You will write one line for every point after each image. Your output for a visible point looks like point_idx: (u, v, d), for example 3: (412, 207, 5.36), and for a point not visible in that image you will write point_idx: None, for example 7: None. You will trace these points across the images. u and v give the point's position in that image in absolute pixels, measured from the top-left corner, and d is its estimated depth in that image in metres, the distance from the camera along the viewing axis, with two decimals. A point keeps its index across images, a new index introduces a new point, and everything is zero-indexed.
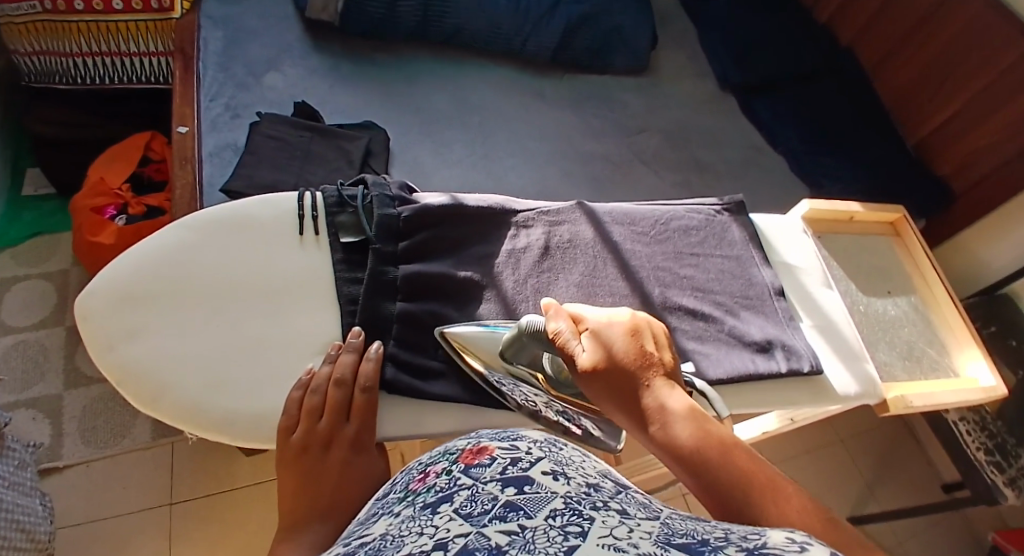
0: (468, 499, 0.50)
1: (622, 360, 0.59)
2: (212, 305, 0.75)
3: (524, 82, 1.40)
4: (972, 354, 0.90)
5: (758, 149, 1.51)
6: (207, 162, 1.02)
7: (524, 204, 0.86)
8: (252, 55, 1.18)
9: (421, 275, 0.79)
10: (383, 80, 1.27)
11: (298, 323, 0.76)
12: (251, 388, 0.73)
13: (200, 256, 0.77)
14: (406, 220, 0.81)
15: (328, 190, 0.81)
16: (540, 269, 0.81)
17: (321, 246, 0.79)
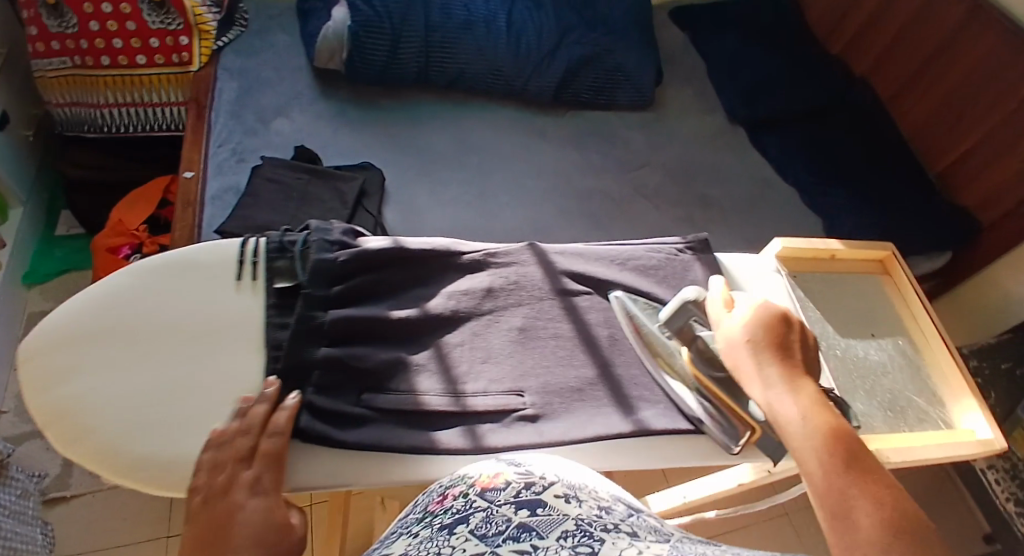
0: (482, 520, 0.49)
1: (762, 337, 0.64)
2: (141, 354, 0.65)
3: (524, 121, 1.43)
4: (967, 405, 0.81)
5: (765, 182, 1.45)
6: (209, 205, 1.08)
7: (473, 244, 0.79)
8: (263, 103, 1.24)
9: (356, 319, 0.69)
10: (386, 123, 1.32)
11: (225, 374, 0.65)
12: (172, 443, 0.62)
13: (138, 299, 0.68)
14: (344, 264, 0.72)
15: (268, 232, 0.71)
16: (481, 312, 0.74)
17: (257, 292, 0.70)
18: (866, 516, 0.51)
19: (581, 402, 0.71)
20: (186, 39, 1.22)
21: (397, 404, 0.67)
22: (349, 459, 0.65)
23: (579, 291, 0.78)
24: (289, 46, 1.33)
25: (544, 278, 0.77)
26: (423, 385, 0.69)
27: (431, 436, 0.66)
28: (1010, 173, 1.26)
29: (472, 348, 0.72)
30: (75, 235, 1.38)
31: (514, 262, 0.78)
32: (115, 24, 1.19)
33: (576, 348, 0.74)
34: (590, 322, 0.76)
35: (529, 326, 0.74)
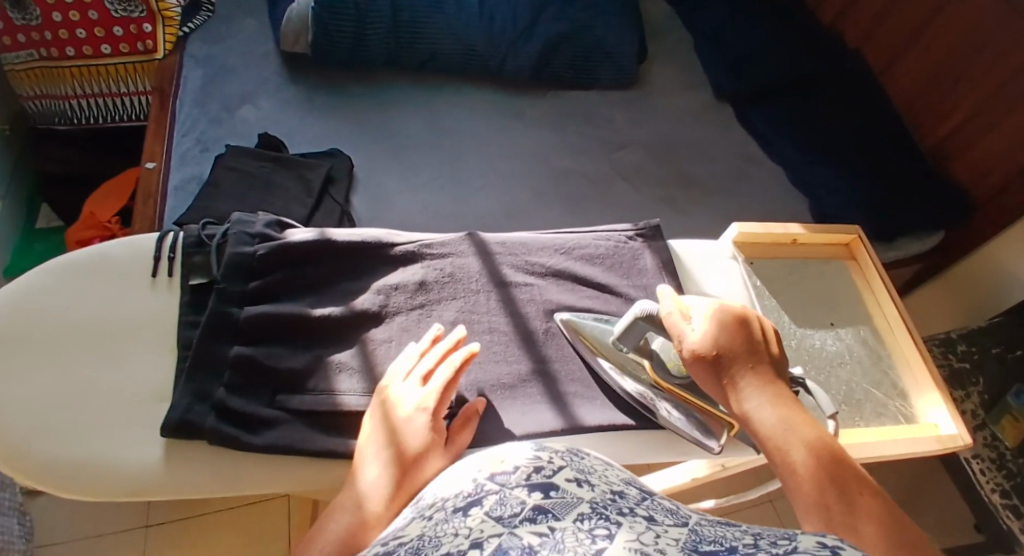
0: (498, 502, 0.48)
1: (731, 345, 0.62)
2: (51, 351, 0.66)
3: (502, 102, 1.37)
4: (931, 398, 0.81)
5: (751, 160, 1.36)
6: (171, 196, 1.08)
7: (405, 236, 0.78)
8: (229, 89, 1.24)
9: (269, 315, 0.69)
10: (354, 108, 1.28)
11: (134, 370, 0.67)
12: (77, 441, 0.63)
13: (50, 298, 0.69)
14: (264, 258, 0.72)
15: (187, 228, 0.73)
16: (411, 307, 0.74)
17: (172, 289, 0.71)
18: (870, 532, 0.51)
19: (512, 400, 0.71)
20: (150, 27, 1.21)
21: (314, 405, 0.67)
22: (264, 461, 0.65)
23: (518, 282, 0.78)
24: (256, 32, 1.32)
25: (483, 270, 0.77)
26: (342, 385, 0.68)
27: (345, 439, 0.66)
28: (1007, 143, 1.17)
29: (399, 345, 0.71)
30: (53, 228, 1.39)
31: (449, 254, 0.78)
32: (78, 14, 1.17)
33: (511, 342, 0.74)
34: (528, 314, 0.76)
35: (461, 319, 0.74)
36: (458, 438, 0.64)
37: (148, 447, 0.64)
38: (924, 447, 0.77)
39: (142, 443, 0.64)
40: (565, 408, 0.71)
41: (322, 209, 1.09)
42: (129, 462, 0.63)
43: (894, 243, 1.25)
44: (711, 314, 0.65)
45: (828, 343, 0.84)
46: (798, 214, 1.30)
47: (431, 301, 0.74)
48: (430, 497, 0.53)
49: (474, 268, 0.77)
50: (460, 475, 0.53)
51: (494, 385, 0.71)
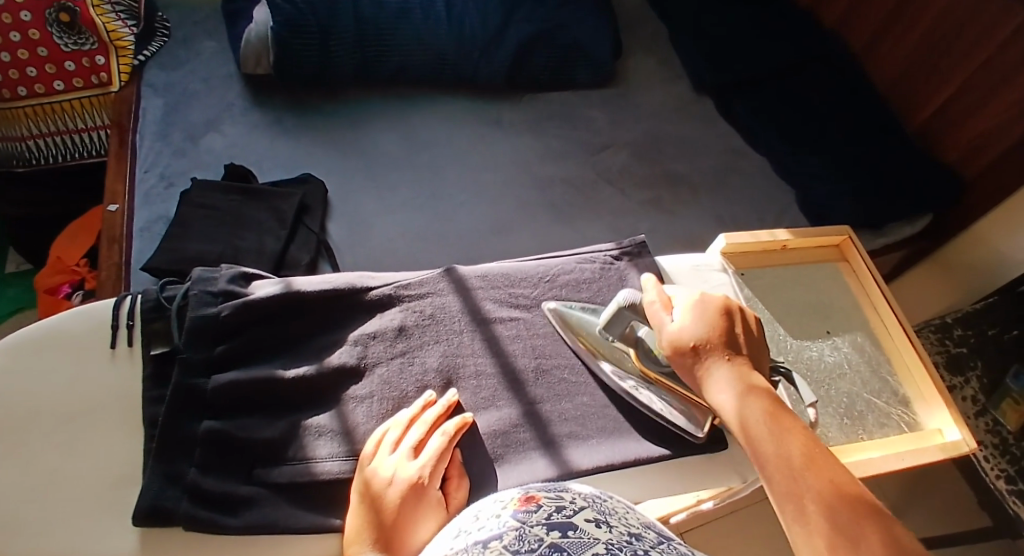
0: (516, 539, 0.48)
1: (708, 335, 0.66)
2: (10, 438, 0.64)
3: (477, 109, 1.31)
4: (937, 407, 0.82)
5: (736, 152, 1.33)
6: (137, 239, 1.03)
7: (380, 278, 0.76)
8: (192, 117, 1.18)
9: (239, 384, 0.67)
10: (323, 127, 1.22)
11: (98, 450, 0.65)
12: (41, 531, 0.61)
13: (6, 380, 0.67)
14: (229, 318, 0.70)
15: (146, 291, 0.71)
16: (391, 356, 0.71)
17: (134, 359, 0.69)
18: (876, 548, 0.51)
19: (502, 448, 0.69)
20: (103, 59, 1.16)
21: (293, 475, 0.64)
22: (237, 542, 0.62)
23: (501, 318, 0.76)
24: (216, 53, 1.26)
25: (463, 310, 0.75)
26: (319, 450, 0.65)
27: (329, 512, 0.64)
28: (996, 121, 1.13)
29: (381, 400, 0.69)
30: (23, 272, 1.36)
31: (427, 293, 0.76)
32: (27, 52, 1.10)
33: (498, 386, 0.72)
34: (514, 353, 0.74)
35: (445, 364, 0.72)
36: (454, 500, 0.63)
37: (123, 534, 0.61)
38: (928, 457, 0.77)
39: (116, 530, 0.61)
40: (556, 453, 0.69)
41: (296, 241, 1.05)
42: (102, 551, 0.60)
43: (886, 229, 1.22)
44: (693, 302, 0.68)
45: (826, 352, 0.85)
46: (788, 206, 1.27)
47: (412, 348, 0.72)
48: (449, 531, 0.53)
49: (454, 309, 0.75)
50: (480, 512, 0.54)
51: (483, 433, 0.69)
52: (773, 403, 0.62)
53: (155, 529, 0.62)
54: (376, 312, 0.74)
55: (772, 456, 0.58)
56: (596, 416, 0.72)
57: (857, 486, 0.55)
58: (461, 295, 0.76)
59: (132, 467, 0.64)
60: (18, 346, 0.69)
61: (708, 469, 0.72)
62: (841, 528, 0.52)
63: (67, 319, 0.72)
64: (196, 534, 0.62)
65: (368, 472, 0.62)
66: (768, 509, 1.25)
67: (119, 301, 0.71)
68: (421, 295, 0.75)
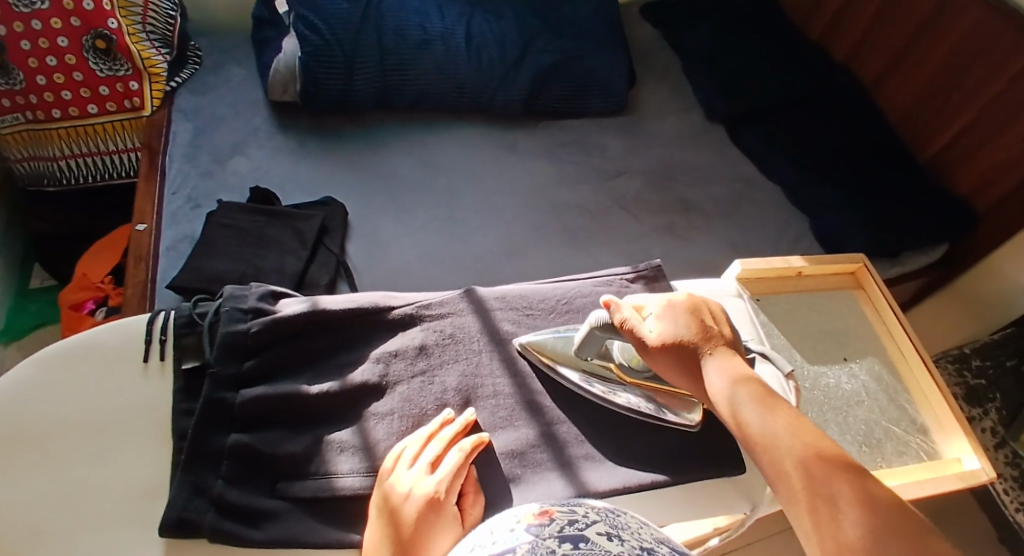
0: (528, 551, 0.49)
1: (685, 334, 0.68)
2: (41, 448, 0.66)
3: (495, 135, 1.34)
4: (954, 436, 0.83)
5: (749, 180, 1.35)
6: (163, 257, 1.06)
7: (402, 298, 0.78)
8: (219, 141, 1.21)
9: (264, 400, 0.68)
10: (345, 151, 1.25)
11: (126, 462, 0.66)
12: (67, 540, 0.62)
13: (39, 393, 0.69)
14: (257, 335, 0.72)
15: (178, 308, 0.73)
16: (412, 374, 0.73)
17: (164, 373, 0.71)
18: (850, 511, 0.55)
19: (519, 468, 0.69)
20: (136, 84, 1.20)
21: (315, 491, 0.66)
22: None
23: (519, 339, 0.77)
24: (243, 80, 1.30)
25: (481, 331, 0.77)
26: (341, 466, 0.66)
27: (348, 527, 0.64)
28: (1005, 153, 1.14)
29: (401, 417, 0.70)
30: (48, 287, 1.38)
31: (448, 314, 0.77)
32: (62, 76, 1.14)
33: (515, 407, 0.73)
34: (531, 374, 0.75)
35: (465, 384, 0.73)
36: (470, 515, 0.64)
37: (146, 546, 0.62)
38: (947, 485, 0.78)
39: (140, 541, 0.63)
40: (572, 474, 0.70)
41: (316, 261, 1.07)
42: None
43: (900, 259, 1.22)
44: (664, 307, 0.70)
45: (843, 379, 0.85)
46: (802, 234, 1.27)
47: (432, 367, 0.73)
48: (465, 544, 0.54)
49: (473, 330, 0.76)
50: (495, 526, 0.55)
51: (500, 452, 0.70)
52: (757, 384, 0.64)
53: (178, 540, 0.63)
54: (398, 330, 0.76)
55: (760, 438, 0.60)
56: (612, 440, 0.73)
57: (838, 457, 0.58)
58: (480, 317, 0.78)
59: (156, 480, 0.66)
60: (52, 359, 0.71)
61: (724, 492, 0.72)
62: (819, 494, 0.56)
63: (100, 333, 0.74)
64: (218, 547, 0.63)
65: (386, 486, 0.63)
66: (782, 539, 1.23)
67: (152, 315, 0.73)
68: (442, 316, 0.77)
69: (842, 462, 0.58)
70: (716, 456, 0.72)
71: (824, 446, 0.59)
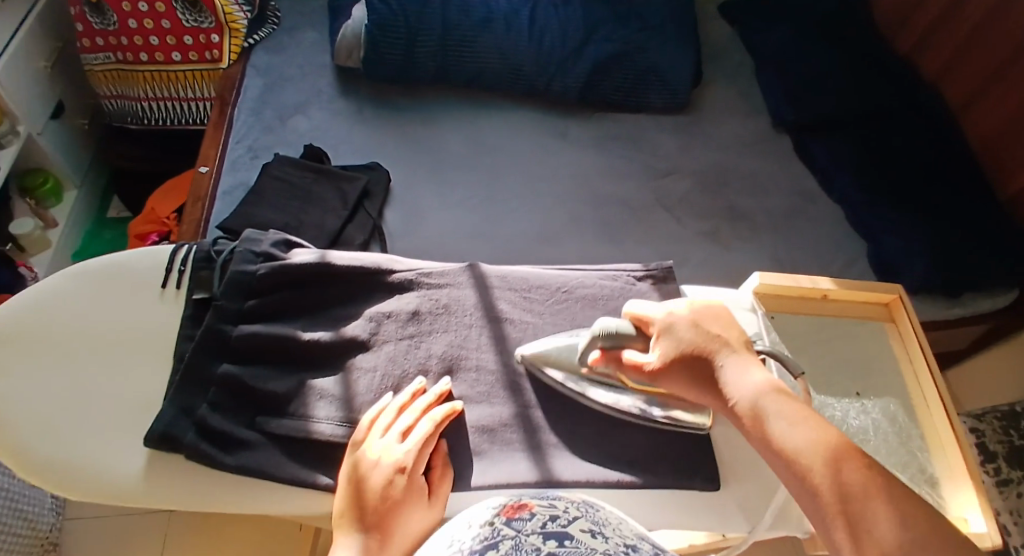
0: (512, 548, 0.50)
1: (688, 351, 0.65)
2: (62, 353, 0.72)
3: (547, 121, 1.34)
4: (964, 489, 0.78)
5: (807, 196, 1.29)
6: (218, 200, 1.14)
7: (406, 263, 0.80)
8: (284, 98, 1.27)
9: (258, 336, 0.73)
10: (399, 121, 1.29)
11: (133, 376, 0.72)
12: (71, 439, 0.68)
13: (68, 303, 0.75)
14: (264, 278, 0.76)
15: (200, 243, 0.78)
16: (400, 337, 0.74)
17: (178, 301, 0.76)
18: (888, 527, 0.52)
19: (486, 443, 0.71)
20: (217, 37, 1.27)
21: (290, 429, 0.69)
22: (230, 481, 0.67)
23: (513, 320, 0.77)
24: (315, 43, 1.35)
25: (476, 304, 0.77)
26: (317, 411, 0.69)
27: (313, 468, 0.68)
28: None
29: (382, 374, 0.72)
30: (122, 218, 1.48)
31: (446, 285, 0.78)
32: (151, 22, 1.24)
33: (495, 383, 0.73)
34: (518, 356, 0.75)
35: (449, 353, 0.74)
36: (440, 486, 0.66)
37: (134, 455, 0.68)
38: None
39: (131, 449, 0.68)
40: (539, 457, 0.70)
41: (354, 221, 1.12)
42: (116, 465, 0.67)
43: (962, 300, 1.15)
44: (663, 324, 0.67)
45: (851, 414, 0.82)
46: (852, 259, 1.22)
47: (421, 333, 0.75)
48: (444, 538, 0.55)
49: (466, 303, 0.77)
50: (473, 520, 0.56)
51: (471, 426, 0.71)
52: (786, 394, 0.62)
53: (163, 453, 0.68)
54: (395, 293, 0.78)
55: (782, 453, 0.58)
56: (585, 431, 0.72)
57: (864, 456, 0.57)
58: (475, 291, 0.78)
59: (156, 396, 0.71)
60: (83, 273, 0.77)
61: (694, 507, 0.70)
62: (852, 510, 0.54)
63: (129, 257, 0.79)
64: (198, 466, 0.68)
65: (357, 454, 0.65)
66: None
67: (177, 247, 0.79)
68: (436, 287, 0.78)
69: (868, 461, 0.56)
70: (689, 467, 0.71)
71: (843, 444, 0.58)
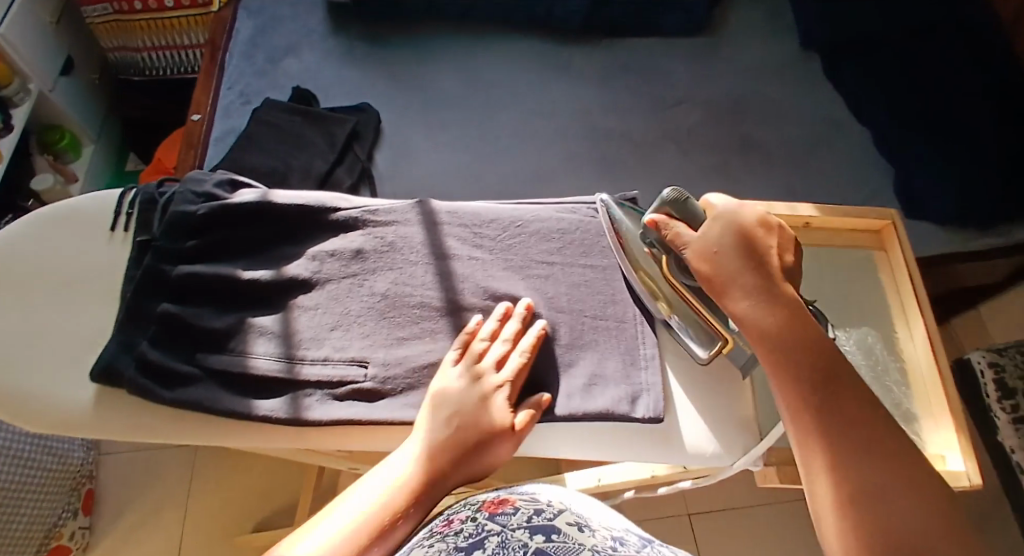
0: (498, 545, 0.46)
1: (730, 248, 0.64)
2: (16, 293, 0.74)
3: (547, 53, 1.29)
4: (944, 427, 0.73)
5: (834, 123, 1.19)
6: (210, 147, 1.14)
7: (353, 202, 0.79)
8: (277, 41, 1.26)
9: (200, 276, 0.74)
10: (392, 59, 1.26)
11: (85, 315, 0.74)
12: (23, 375, 0.71)
13: (22, 245, 0.77)
14: (205, 217, 0.76)
15: (145, 187, 0.80)
16: (343, 275, 0.75)
17: (126, 242, 0.78)
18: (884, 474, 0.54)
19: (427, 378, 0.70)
20: None
21: (229, 365, 0.71)
22: (175, 416, 0.70)
23: (460, 257, 0.76)
24: None
25: (421, 241, 0.76)
26: (257, 347, 0.71)
27: (252, 401, 0.70)
28: None
29: (323, 312, 0.73)
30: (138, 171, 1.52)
31: (394, 222, 0.78)
32: None
33: (438, 320, 0.73)
34: (463, 291, 0.74)
35: (393, 291, 0.74)
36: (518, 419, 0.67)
37: (81, 390, 0.71)
38: None
39: (81, 385, 0.71)
40: None
41: (343, 164, 1.11)
42: (68, 400, 0.70)
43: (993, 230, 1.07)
44: (726, 218, 0.66)
45: None
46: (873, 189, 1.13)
47: (365, 271, 0.75)
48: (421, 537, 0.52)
49: (411, 241, 0.76)
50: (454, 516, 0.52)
51: (411, 362, 0.71)
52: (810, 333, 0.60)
53: (110, 388, 0.71)
54: (341, 231, 0.77)
55: (807, 379, 0.58)
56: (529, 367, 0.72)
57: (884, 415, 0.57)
58: (420, 228, 0.77)
59: (104, 334, 0.74)
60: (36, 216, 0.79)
61: (634, 439, 0.72)
62: (849, 449, 0.55)
63: (81, 201, 0.81)
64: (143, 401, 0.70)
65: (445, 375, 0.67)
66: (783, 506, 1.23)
67: (126, 191, 0.81)
68: (384, 224, 0.78)
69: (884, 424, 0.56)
70: (627, 399, 0.71)
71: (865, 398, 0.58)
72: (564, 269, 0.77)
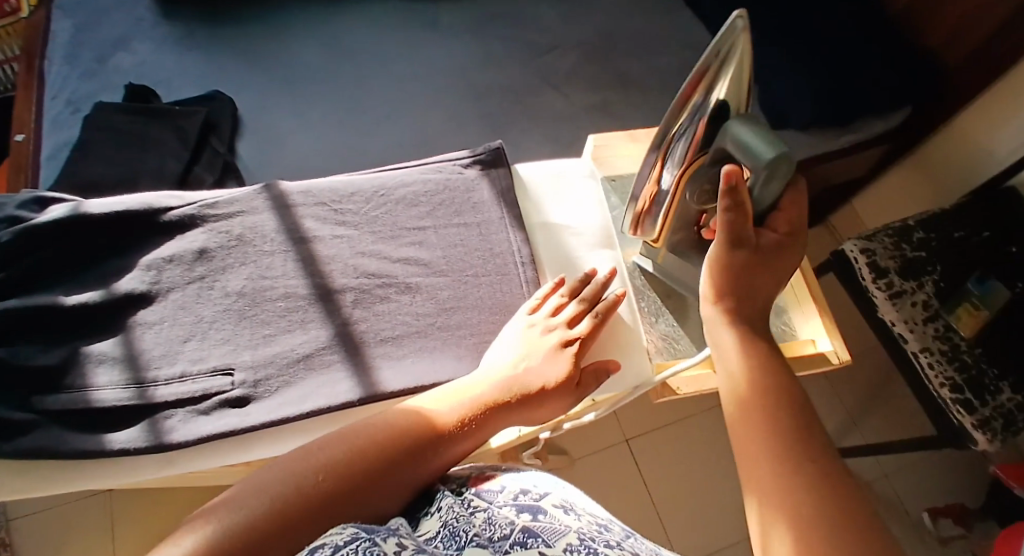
0: (484, 525, 0.46)
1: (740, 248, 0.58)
2: None
3: (403, 10, 1.22)
4: (811, 317, 0.79)
5: (699, 48, 1.19)
6: (44, 166, 1.02)
7: (186, 198, 0.76)
8: (101, 37, 1.14)
9: (15, 310, 0.67)
10: (236, 39, 1.16)
11: None
12: None
13: None
14: (9, 243, 0.69)
15: None
16: (187, 281, 0.72)
17: None
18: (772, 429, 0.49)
19: (301, 370, 0.70)
20: None
21: (70, 402, 0.66)
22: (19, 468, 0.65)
23: (321, 237, 0.75)
24: None
25: (273, 229, 0.75)
26: (99, 378, 0.67)
27: (104, 435, 0.66)
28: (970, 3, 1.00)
29: (171, 325, 0.70)
30: None
31: (237, 214, 0.75)
32: None
33: (304, 310, 0.72)
34: (331, 271, 0.74)
35: (248, 287, 0.72)
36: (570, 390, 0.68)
37: None
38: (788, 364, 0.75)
39: None
40: (362, 371, 0.70)
41: (201, 160, 1.01)
42: None
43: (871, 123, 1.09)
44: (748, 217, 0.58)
45: None
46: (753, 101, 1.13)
47: (213, 271, 0.73)
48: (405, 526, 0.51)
49: (259, 230, 0.75)
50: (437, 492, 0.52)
51: (280, 355, 0.70)
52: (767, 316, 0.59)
53: None
54: (179, 233, 0.74)
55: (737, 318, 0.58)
56: (409, 336, 0.72)
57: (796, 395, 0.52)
58: (267, 215, 0.75)
59: None
60: None
61: None
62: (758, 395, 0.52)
63: None
64: None
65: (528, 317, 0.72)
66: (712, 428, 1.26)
67: None
68: (229, 219, 0.75)
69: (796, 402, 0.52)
70: None
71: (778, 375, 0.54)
72: (428, 232, 0.78)
